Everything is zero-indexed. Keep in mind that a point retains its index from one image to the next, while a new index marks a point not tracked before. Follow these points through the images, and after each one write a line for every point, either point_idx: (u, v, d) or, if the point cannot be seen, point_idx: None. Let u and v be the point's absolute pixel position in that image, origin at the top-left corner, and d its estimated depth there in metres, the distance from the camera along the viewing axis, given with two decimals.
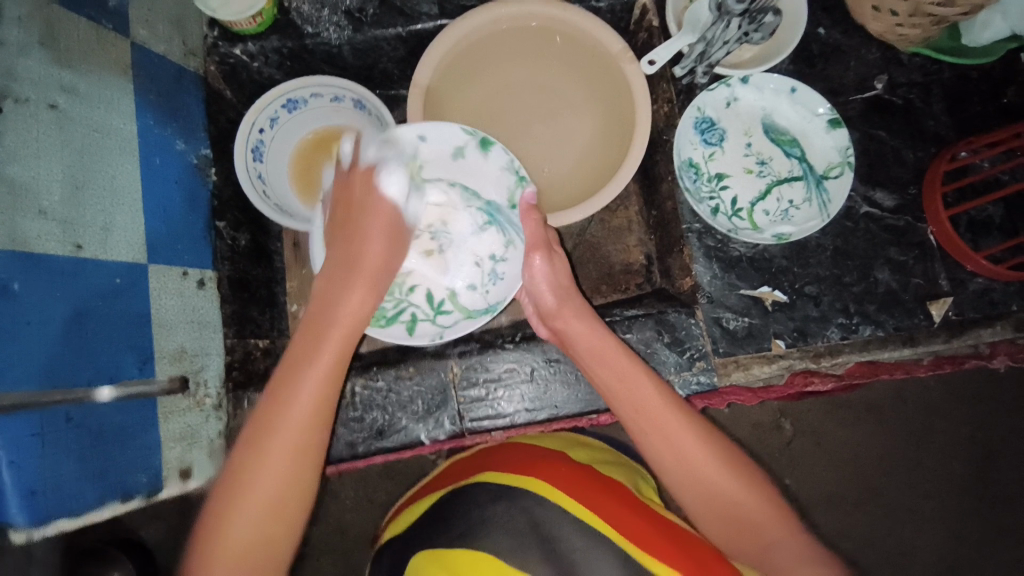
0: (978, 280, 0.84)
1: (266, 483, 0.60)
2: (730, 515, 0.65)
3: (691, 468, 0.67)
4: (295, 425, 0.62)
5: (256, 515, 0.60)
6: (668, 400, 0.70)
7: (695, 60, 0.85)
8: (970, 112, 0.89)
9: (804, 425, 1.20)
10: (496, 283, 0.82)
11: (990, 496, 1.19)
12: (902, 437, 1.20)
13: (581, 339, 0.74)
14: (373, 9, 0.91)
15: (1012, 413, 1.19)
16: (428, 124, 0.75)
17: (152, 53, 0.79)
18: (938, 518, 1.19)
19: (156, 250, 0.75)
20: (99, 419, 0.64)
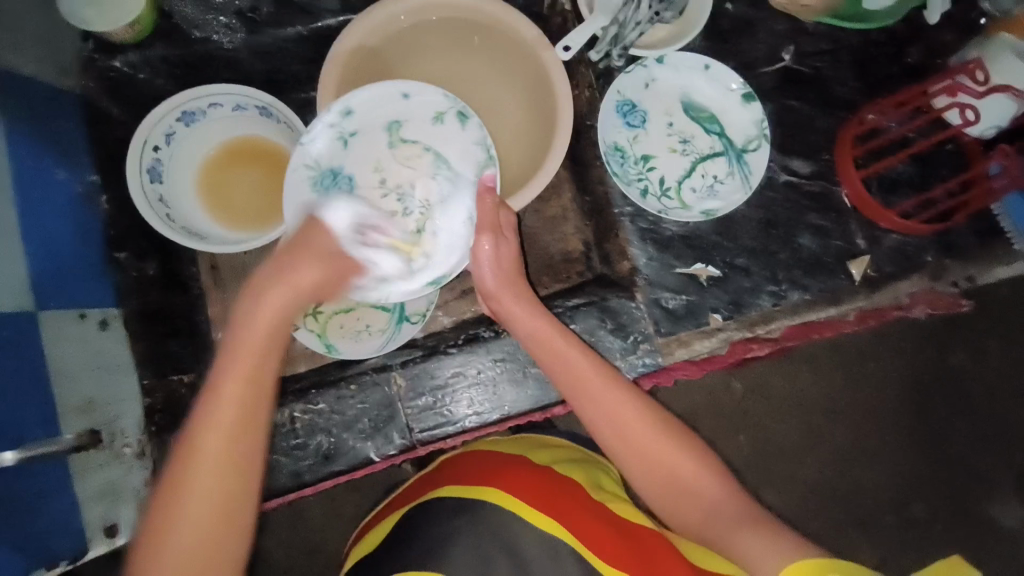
0: (893, 236, 0.88)
1: (181, 525, 0.54)
2: (675, 489, 0.66)
3: (632, 441, 0.68)
4: (213, 452, 0.55)
5: (185, 545, 0.53)
6: (609, 378, 0.70)
7: (609, 43, 0.84)
8: (874, 75, 0.92)
9: (753, 382, 1.26)
10: (450, 257, 0.76)
11: (924, 428, 1.27)
12: (840, 383, 1.27)
13: (522, 325, 0.74)
14: (267, 7, 0.86)
15: (935, 348, 1.28)
16: (412, 82, 0.75)
17: (19, 76, 0.71)
18: (881, 455, 1.27)
19: (43, 292, 0.67)
20: (4, 488, 0.57)
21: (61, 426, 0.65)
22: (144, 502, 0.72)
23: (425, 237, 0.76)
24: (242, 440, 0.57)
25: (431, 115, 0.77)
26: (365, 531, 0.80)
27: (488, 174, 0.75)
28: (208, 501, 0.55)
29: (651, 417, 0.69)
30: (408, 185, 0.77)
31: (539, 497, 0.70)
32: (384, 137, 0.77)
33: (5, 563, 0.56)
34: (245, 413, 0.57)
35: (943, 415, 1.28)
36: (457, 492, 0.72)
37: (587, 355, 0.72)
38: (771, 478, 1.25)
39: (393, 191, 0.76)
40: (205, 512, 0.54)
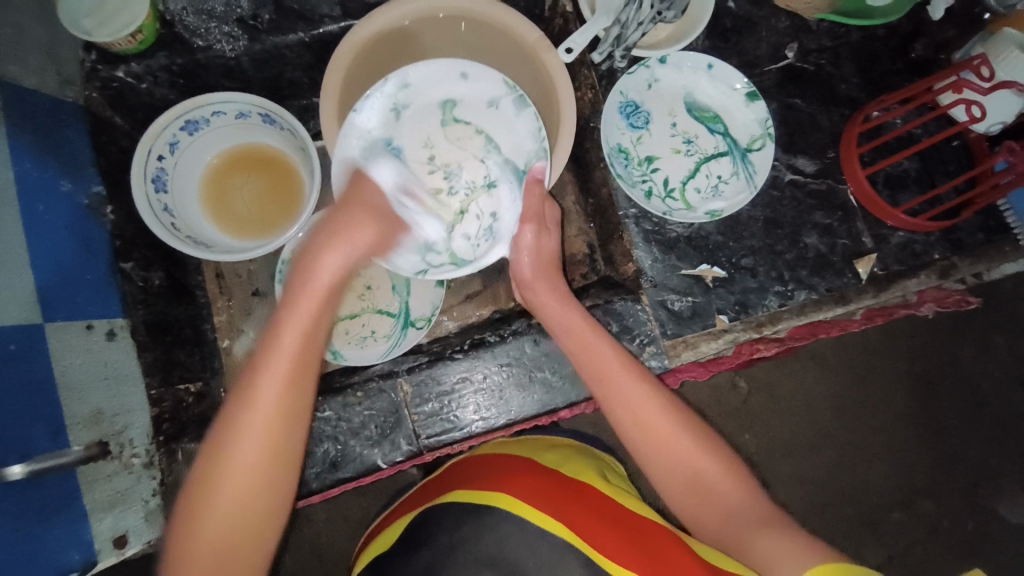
0: (900, 234, 0.88)
1: (250, 440, 0.58)
2: (695, 488, 0.66)
3: (656, 439, 0.67)
4: (278, 375, 0.60)
5: (236, 481, 0.58)
6: (637, 375, 0.70)
7: (611, 44, 0.84)
8: (876, 72, 0.92)
9: (757, 381, 1.25)
10: (490, 241, 0.79)
11: (933, 424, 1.27)
12: (847, 381, 1.26)
13: (555, 313, 0.76)
14: (268, 14, 0.83)
15: (941, 343, 1.27)
16: (474, 64, 0.75)
17: (22, 89, 0.71)
18: (889, 451, 1.26)
19: (52, 305, 0.67)
20: (16, 497, 0.59)
21: (72, 436, 0.66)
22: (151, 512, 0.73)
23: (468, 219, 0.79)
24: (295, 393, 0.61)
25: (486, 98, 0.77)
26: (373, 536, 0.81)
27: (539, 166, 0.76)
28: (274, 424, 0.59)
29: (672, 409, 0.69)
30: (456, 164, 0.79)
31: (545, 501, 0.70)
32: (436, 114, 0.77)
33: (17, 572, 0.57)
34: (309, 342, 0.63)
35: (952, 410, 1.27)
36: (465, 497, 0.72)
37: (615, 352, 0.72)
38: (779, 476, 1.24)
39: (441, 169, 0.78)
40: (272, 433, 0.59)
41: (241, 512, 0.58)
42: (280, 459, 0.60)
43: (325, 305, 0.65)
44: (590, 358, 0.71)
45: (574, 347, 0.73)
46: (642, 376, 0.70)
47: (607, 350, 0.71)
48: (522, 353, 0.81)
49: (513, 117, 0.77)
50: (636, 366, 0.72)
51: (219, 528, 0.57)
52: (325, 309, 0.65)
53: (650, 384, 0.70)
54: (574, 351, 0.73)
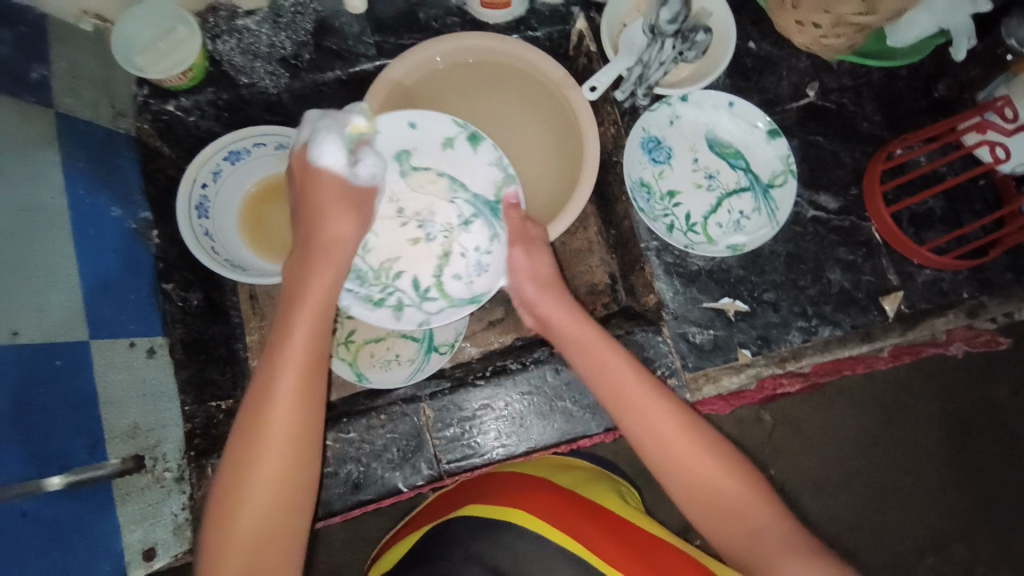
0: (927, 272, 0.87)
1: (264, 468, 0.61)
2: (715, 508, 0.64)
3: (678, 457, 0.66)
4: (292, 370, 0.64)
5: (268, 479, 0.61)
6: (653, 392, 0.69)
7: (634, 83, 0.88)
8: (899, 111, 0.93)
9: (783, 415, 1.23)
10: (481, 274, 0.82)
11: (969, 467, 1.22)
12: (877, 418, 1.23)
13: (568, 331, 0.75)
14: (310, 54, 0.89)
15: (977, 382, 1.24)
16: (417, 112, 0.78)
17: (79, 121, 0.77)
18: (922, 494, 1.21)
19: (99, 323, 0.72)
20: (48, 512, 0.61)
21: (114, 446, 0.69)
22: (179, 526, 0.75)
23: (453, 258, 0.82)
24: (310, 384, 0.65)
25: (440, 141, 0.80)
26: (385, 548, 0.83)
27: (511, 192, 0.81)
28: (286, 452, 0.62)
29: (696, 426, 0.68)
30: (427, 211, 0.82)
31: (561, 518, 0.71)
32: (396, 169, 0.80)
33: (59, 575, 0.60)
34: (308, 371, 0.65)
35: (988, 452, 1.23)
36: (481, 511, 0.74)
37: (631, 368, 0.71)
38: (807, 516, 1.20)
39: (413, 219, 0.82)
40: (283, 472, 0.62)
41: (275, 515, 0.61)
42: (298, 474, 0.63)
43: (320, 328, 0.68)
44: (600, 375, 0.71)
45: (590, 363, 0.72)
46: (663, 391, 0.69)
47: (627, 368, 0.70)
48: (543, 381, 0.82)
49: (471, 158, 0.81)
50: (654, 381, 0.70)
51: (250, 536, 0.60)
52: (320, 322, 0.68)
53: (670, 400, 0.69)
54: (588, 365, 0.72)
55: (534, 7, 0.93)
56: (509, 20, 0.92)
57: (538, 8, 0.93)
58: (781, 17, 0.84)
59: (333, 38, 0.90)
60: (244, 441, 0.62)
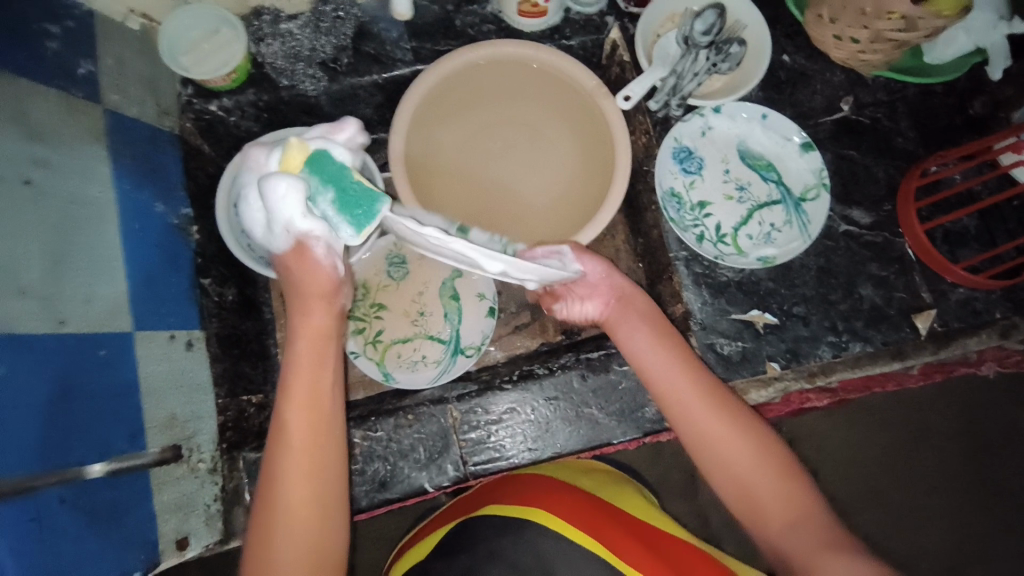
0: (960, 290, 0.86)
1: (293, 513, 0.59)
2: (753, 497, 0.64)
3: (719, 448, 0.66)
4: (305, 411, 0.62)
5: (296, 524, 0.59)
6: (701, 380, 0.69)
7: (667, 93, 0.88)
8: (935, 127, 0.92)
9: (803, 431, 1.21)
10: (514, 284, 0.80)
11: (993, 491, 1.20)
12: (900, 439, 1.21)
13: (631, 315, 0.75)
14: (348, 58, 0.91)
15: (1003, 406, 1.22)
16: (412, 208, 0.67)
17: (126, 117, 0.79)
18: (944, 518, 1.19)
19: (143, 316, 0.74)
20: (91, 497, 0.63)
21: (151, 434, 0.71)
22: (210, 517, 0.78)
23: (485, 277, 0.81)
24: (327, 422, 0.63)
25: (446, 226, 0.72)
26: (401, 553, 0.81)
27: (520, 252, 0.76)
28: (314, 490, 0.60)
29: (740, 416, 0.68)
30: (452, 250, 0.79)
31: (591, 523, 0.70)
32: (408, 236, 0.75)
33: (102, 554, 0.63)
34: (319, 408, 0.62)
35: (1015, 478, 1.20)
36: (508, 510, 0.72)
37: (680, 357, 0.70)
38: None
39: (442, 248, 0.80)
40: (310, 514, 0.60)
41: (309, 557, 0.59)
42: (327, 510, 0.61)
43: (323, 361, 0.65)
44: (651, 362, 0.71)
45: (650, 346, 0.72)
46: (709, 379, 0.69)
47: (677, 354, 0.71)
48: (570, 386, 0.82)
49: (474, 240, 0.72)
50: (700, 370, 0.70)
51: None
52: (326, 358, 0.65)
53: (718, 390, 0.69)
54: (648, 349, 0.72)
55: (569, 16, 0.94)
56: (543, 29, 0.93)
57: (572, 17, 0.94)
58: (818, 31, 0.84)
59: (371, 43, 0.92)
60: (266, 498, 0.60)
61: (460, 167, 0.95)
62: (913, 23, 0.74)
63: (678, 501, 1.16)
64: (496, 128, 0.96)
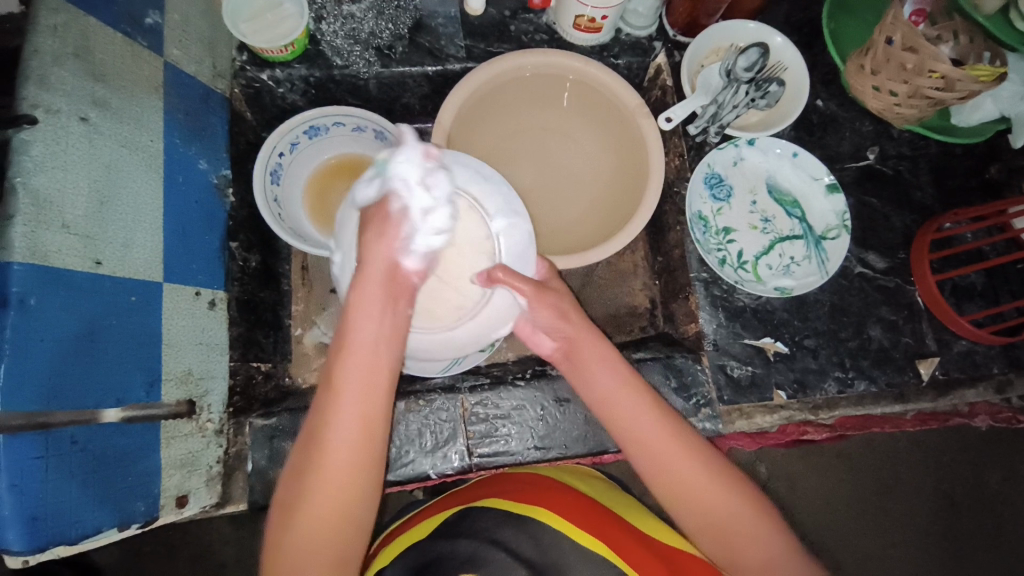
0: (963, 342, 0.89)
1: (331, 475, 0.58)
2: (734, 539, 0.64)
3: (683, 487, 0.65)
4: (357, 383, 0.60)
5: (329, 496, 0.58)
6: (668, 422, 0.68)
7: (707, 120, 0.91)
8: (952, 186, 0.96)
9: (778, 469, 1.26)
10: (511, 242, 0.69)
11: (954, 547, 1.26)
12: (870, 486, 1.26)
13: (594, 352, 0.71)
14: (402, 47, 0.93)
15: (972, 465, 1.28)
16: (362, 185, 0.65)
17: (183, 73, 0.80)
18: (904, 566, 1.24)
19: (172, 268, 0.74)
20: (104, 441, 0.62)
21: (171, 385, 0.71)
22: (211, 478, 0.76)
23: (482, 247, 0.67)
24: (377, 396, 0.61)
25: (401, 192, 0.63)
26: (389, 539, 0.81)
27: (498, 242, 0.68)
28: (357, 456, 0.59)
29: (705, 455, 0.67)
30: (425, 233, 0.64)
31: (589, 522, 0.71)
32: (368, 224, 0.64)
33: (100, 504, 0.61)
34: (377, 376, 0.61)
35: (974, 535, 1.26)
36: (507, 505, 0.73)
37: (648, 400, 0.69)
38: None
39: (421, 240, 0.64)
40: (345, 488, 0.59)
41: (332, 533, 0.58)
42: (364, 476, 0.60)
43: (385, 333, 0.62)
44: (616, 400, 0.69)
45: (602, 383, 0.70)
46: (672, 416, 0.69)
47: (638, 395, 0.69)
48: None
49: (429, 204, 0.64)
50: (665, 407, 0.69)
51: (304, 552, 0.57)
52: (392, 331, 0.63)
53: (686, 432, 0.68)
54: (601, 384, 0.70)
55: (619, 36, 0.97)
56: (594, 44, 0.96)
57: (622, 37, 0.97)
58: (859, 81, 0.89)
59: (426, 36, 0.94)
60: (306, 462, 0.59)
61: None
62: (950, 83, 0.78)
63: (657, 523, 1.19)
64: (522, 138, 0.99)
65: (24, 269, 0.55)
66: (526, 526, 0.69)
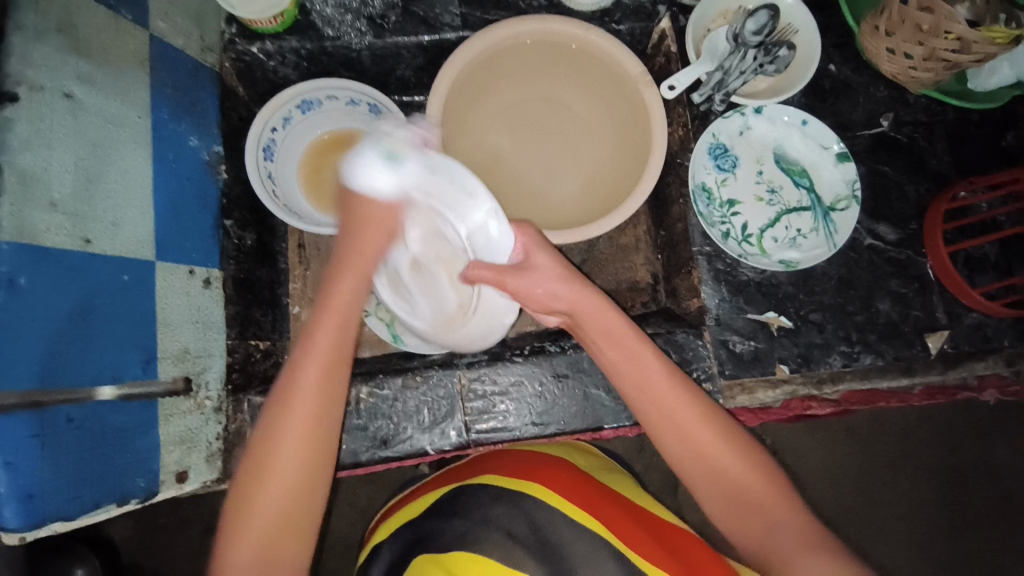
0: (974, 315, 0.86)
1: (280, 467, 0.61)
2: (740, 514, 0.64)
3: (695, 457, 0.66)
4: (311, 379, 0.63)
5: (283, 487, 0.61)
6: (678, 388, 0.67)
7: (712, 88, 0.87)
8: (969, 154, 0.92)
9: (784, 445, 1.25)
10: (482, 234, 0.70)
11: (959, 522, 1.25)
12: (877, 462, 1.25)
13: (600, 321, 0.70)
14: (395, 16, 0.90)
15: (981, 440, 1.26)
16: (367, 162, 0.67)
17: (170, 46, 0.78)
18: (909, 541, 1.24)
19: (165, 247, 0.74)
20: (100, 418, 0.62)
21: (167, 363, 0.71)
22: (212, 455, 0.77)
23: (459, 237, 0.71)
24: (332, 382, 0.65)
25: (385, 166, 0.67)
26: (389, 514, 0.81)
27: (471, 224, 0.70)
28: (302, 445, 0.62)
29: (716, 426, 0.67)
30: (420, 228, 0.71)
31: (582, 498, 0.70)
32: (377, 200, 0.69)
33: (99, 480, 0.62)
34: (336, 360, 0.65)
35: (980, 509, 1.25)
36: (501, 481, 0.73)
37: (662, 368, 0.68)
38: None
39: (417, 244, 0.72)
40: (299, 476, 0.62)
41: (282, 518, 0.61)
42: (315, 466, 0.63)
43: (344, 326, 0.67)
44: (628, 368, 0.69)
45: (611, 352, 0.70)
46: (683, 384, 0.68)
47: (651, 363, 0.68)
48: (581, 366, 0.82)
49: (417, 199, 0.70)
50: (679, 375, 0.69)
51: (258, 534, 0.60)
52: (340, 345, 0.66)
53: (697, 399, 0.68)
54: (610, 354, 0.70)
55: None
56: (594, 9, 0.92)
57: (624, 1, 0.93)
58: (874, 43, 0.85)
59: (421, 4, 0.91)
60: (259, 455, 0.62)
61: (474, 155, 0.93)
62: (966, 45, 0.74)
63: (660, 499, 1.20)
64: (518, 113, 0.96)
65: (13, 249, 0.54)
66: (521, 502, 0.70)
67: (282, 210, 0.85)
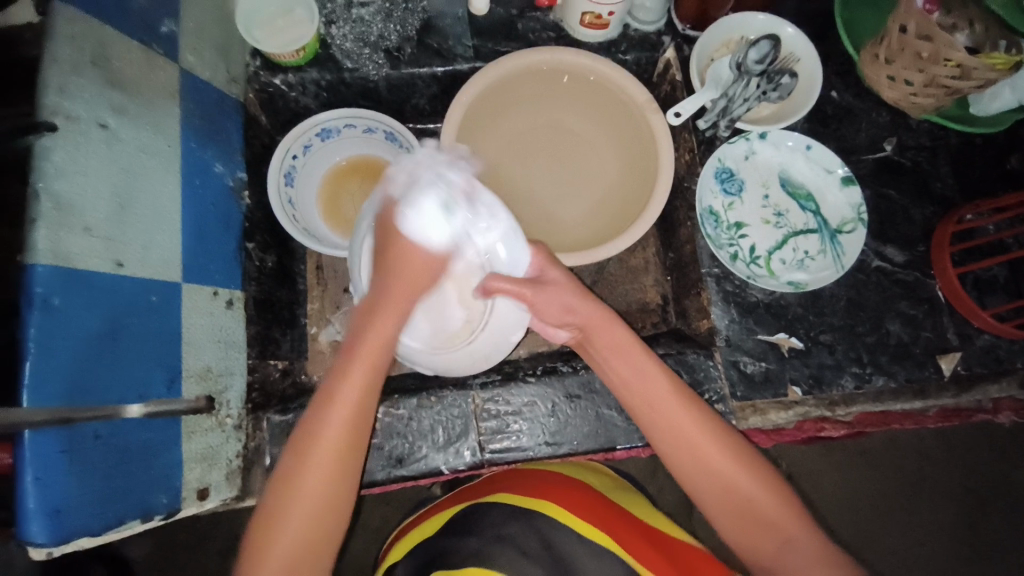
0: (985, 336, 0.87)
1: (307, 489, 0.62)
2: (752, 531, 0.64)
3: (706, 474, 0.66)
4: (343, 406, 0.64)
5: (308, 510, 0.62)
6: (687, 405, 0.68)
7: (717, 114, 0.90)
8: (973, 177, 0.93)
9: (799, 469, 1.24)
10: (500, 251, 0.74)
11: (982, 549, 1.22)
12: (895, 486, 1.23)
13: (610, 337, 0.71)
14: (411, 48, 0.94)
15: (1001, 464, 1.24)
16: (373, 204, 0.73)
17: (197, 79, 0.82)
18: (930, 568, 1.21)
19: (190, 268, 0.76)
20: (125, 436, 0.64)
21: (190, 382, 0.73)
22: (231, 472, 0.79)
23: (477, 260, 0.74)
24: (364, 410, 0.65)
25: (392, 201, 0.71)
26: (403, 534, 0.82)
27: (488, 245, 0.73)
28: (331, 466, 0.63)
29: (727, 444, 0.67)
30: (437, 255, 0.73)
31: (597, 518, 0.71)
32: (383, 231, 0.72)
33: (123, 496, 0.64)
34: (368, 391, 0.66)
35: (1004, 536, 1.22)
36: (515, 501, 0.73)
37: (672, 385, 0.69)
38: None
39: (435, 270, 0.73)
40: (322, 495, 0.62)
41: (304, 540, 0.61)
42: (340, 490, 0.63)
43: (378, 367, 0.67)
44: (638, 383, 0.70)
45: (622, 368, 0.71)
46: (691, 401, 0.69)
47: (660, 380, 0.69)
48: (592, 386, 0.84)
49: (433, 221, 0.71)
50: (688, 392, 0.70)
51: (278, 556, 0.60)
52: (374, 375, 0.67)
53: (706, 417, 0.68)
54: (622, 370, 0.71)
55: (627, 31, 0.97)
56: (601, 41, 0.96)
57: (630, 33, 0.97)
58: (874, 71, 0.88)
59: (435, 37, 0.95)
60: (286, 478, 0.62)
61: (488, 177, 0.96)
62: (966, 71, 0.76)
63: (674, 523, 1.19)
64: (530, 138, 0.98)
65: (49, 272, 0.57)
66: (534, 521, 0.70)
67: (299, 233, 0.88)
